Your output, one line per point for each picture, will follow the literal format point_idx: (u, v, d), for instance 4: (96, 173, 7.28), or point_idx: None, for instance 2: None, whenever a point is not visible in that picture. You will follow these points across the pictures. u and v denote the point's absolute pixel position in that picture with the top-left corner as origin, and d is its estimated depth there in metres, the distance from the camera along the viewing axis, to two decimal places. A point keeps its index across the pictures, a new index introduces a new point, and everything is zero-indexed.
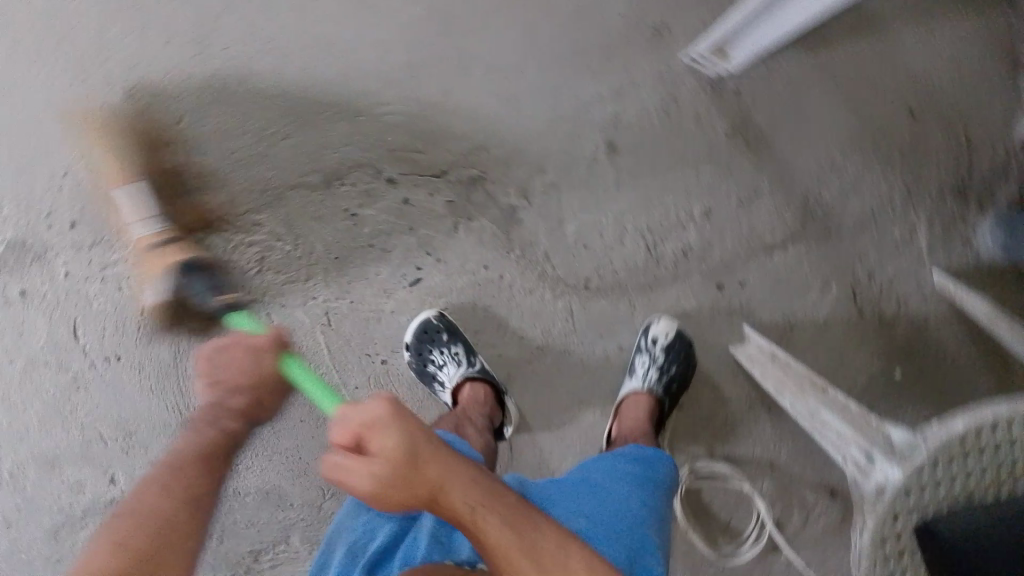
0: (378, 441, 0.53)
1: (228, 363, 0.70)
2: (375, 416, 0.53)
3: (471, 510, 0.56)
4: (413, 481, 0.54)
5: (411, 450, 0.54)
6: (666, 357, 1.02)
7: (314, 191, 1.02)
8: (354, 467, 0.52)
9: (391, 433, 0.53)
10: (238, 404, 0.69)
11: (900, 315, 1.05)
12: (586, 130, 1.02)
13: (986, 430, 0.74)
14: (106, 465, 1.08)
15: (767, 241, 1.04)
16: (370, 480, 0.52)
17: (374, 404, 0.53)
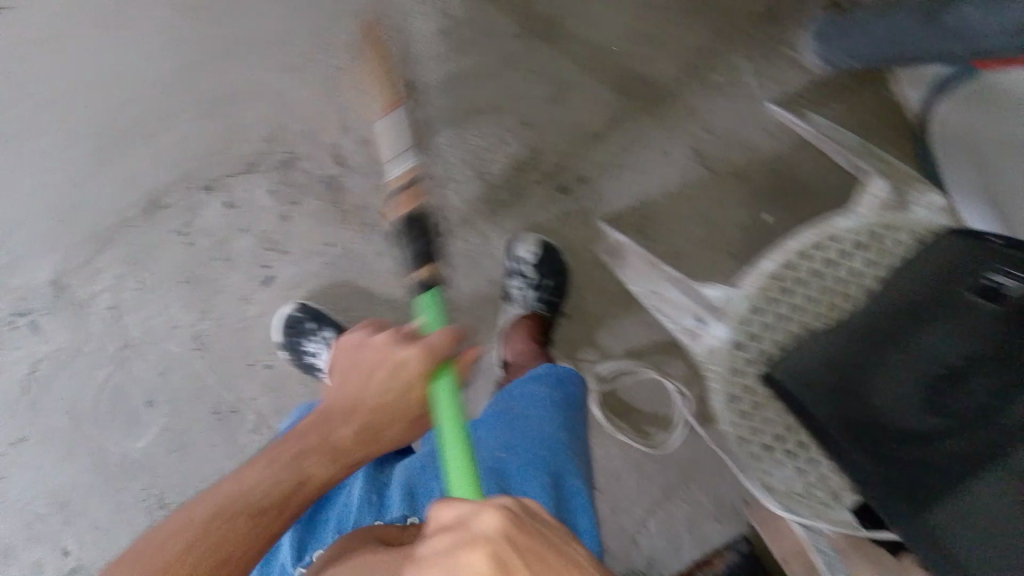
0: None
1: (354, 369, 0.56)
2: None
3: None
4: None
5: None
6: (540, 264, 1.00)
7: (137, 221, 1.03)
8: None
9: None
10: (343, 439, 0.53)
11: (754, 158, 1.02)
12: (379, 77, 1.02)
13: (793, 261, 0.72)
14: (55, 540, 1.04)
15: (592, 129, 1.03)
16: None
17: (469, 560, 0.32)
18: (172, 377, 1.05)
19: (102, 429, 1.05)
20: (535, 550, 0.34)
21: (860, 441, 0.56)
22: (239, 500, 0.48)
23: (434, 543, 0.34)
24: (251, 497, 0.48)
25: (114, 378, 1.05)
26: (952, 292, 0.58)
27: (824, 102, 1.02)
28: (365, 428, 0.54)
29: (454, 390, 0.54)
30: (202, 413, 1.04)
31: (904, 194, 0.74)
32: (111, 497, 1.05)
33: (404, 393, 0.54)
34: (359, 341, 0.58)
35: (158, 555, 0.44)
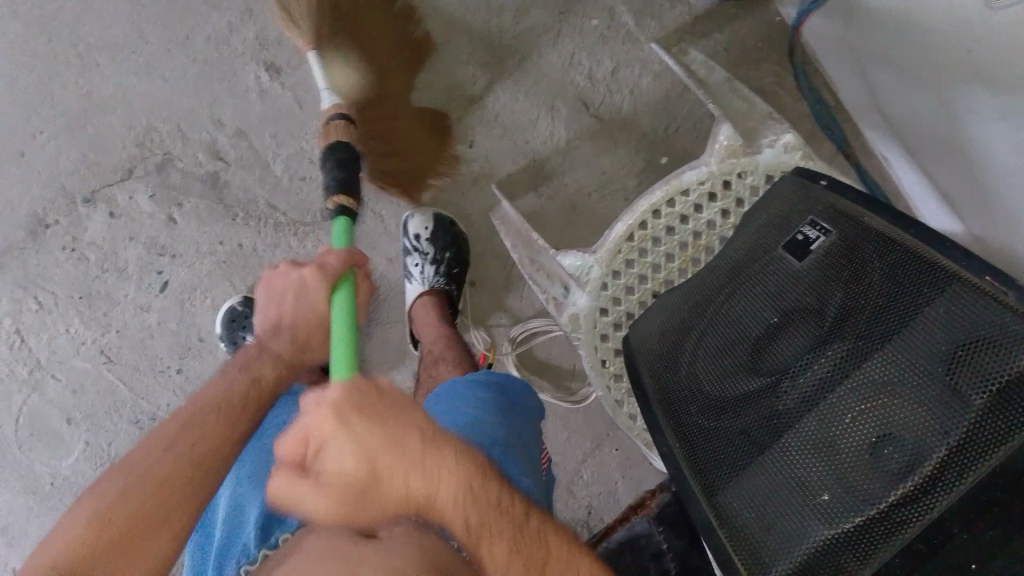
0: (336, 458, 0.49)
1: (286, 304, 0.64)
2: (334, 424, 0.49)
3: (460, 519, 0.53)
4: (379, 500, 0.51)
5: (375, 465, 0.50)
6: (435, 247, 0.97)
7: (25, 244, 1.00)
8: (304, 496, 0.48)
9: (347, 452, 0.49)
10: (279, 348, 0.66)
11: (639, 103, 0.99)
12: (239, 66, 0.99)
13: (647, 219, 0.70)
14: (5, 563, 1.08)
15: (473, 93, 0.99)
16: (328, 506, 0.49)
17: (321, 416, 0.49)
18: (86, 395, 1.04)
19: (27, 452, 1.05)
20: (375, 412, 0.51)
21: (675, 426, 0.55)
22: (207, 404, 0.63)
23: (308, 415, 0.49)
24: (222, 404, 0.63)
25: (27, 404, 1.04)
26: (772, 250, 0.55)
27: (708, 31, 0.97)
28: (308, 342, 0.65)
29: (346, 300, 0.61)
30: (122, 424, 1.04)
31: (760, 131, 0.71)
32: (49, 517, 1.07)
33: (312, 306, 0.63)
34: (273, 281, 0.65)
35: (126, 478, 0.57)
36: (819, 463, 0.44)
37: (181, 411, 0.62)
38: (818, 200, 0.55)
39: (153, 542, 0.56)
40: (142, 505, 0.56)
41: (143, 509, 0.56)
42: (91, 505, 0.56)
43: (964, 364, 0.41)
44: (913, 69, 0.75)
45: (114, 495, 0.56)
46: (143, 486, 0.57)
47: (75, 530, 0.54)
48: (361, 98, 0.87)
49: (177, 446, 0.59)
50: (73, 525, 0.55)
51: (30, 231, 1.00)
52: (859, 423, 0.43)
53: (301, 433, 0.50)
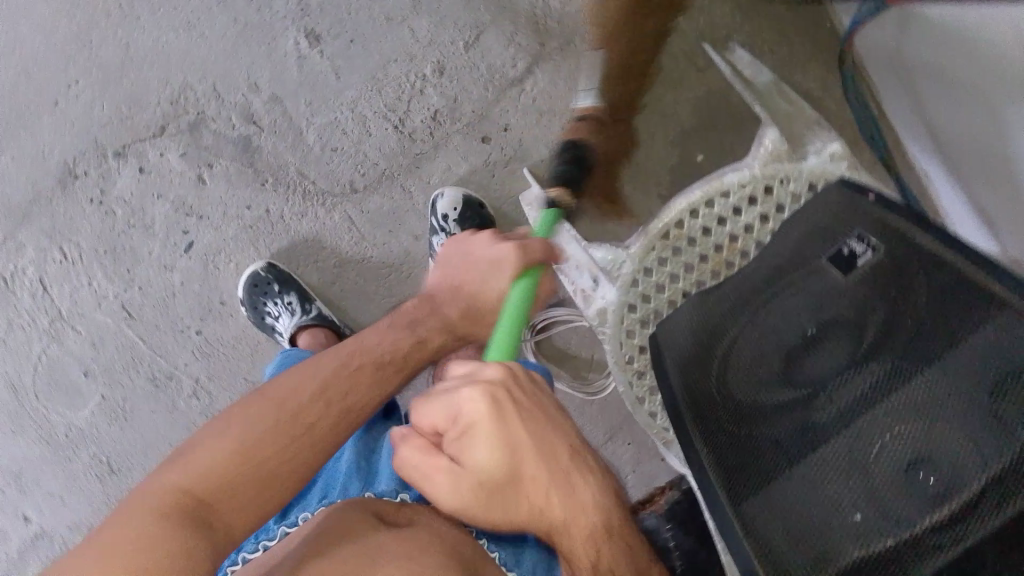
0: (480, 447, 0.48)
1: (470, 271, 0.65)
2: (484, 419, 0.47)
3: (590, 557, 0.53)
4: (511, 504, 0.50)
5: (516, 460, 0.49)
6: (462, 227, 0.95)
7: (53, 193, 1.01)
8: (437, 476, 0.48)
9: (494, 447, 0.48)
10: (450, 315, 0.68)
11: (678, 98, 0.98)
12: (280, 29, 0.97)
13: (685, 218, 0.69)
14: (17, 509, 1.11)
15: (512, 75, 0.97)
16: (457, 496, 0.48)
17: (480, 404, 0.48)
18: (106, 349, 1.05)
19: (45, 401, 1.07)
20: (529, 408, 0.50)
21: (703, 431, 0.55)
22: (367, 356, 0.65)
23: (464, 396, 0.48)
24: (378, 354, 0.66)
25: (46, 355, 1.05)
26: (813, 262, 0.55)
27: (754, 30, 0.96)
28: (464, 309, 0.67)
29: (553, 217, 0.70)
30: (141, 379, 1.05)
31: (806, 139, 0.70)
32: (64, 466, 1.08)
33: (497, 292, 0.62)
34: (463, 240, 0.68)
35: (280, 407, 0.59)
36: (852, 483, 0.44)
37: (334, 358, 0.64)
38: (867, 214, 0.54)
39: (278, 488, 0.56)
40: (280, 447, 0.57)
41: (281, 453, 0.57)
42: (240, 431, 0.57)
43: (1011, 394, 0.40)
44: (965, 85, 0.74)
45: (255, 427, 0.57)
46: (285, 423, 0.58)
47: (215, 454, 0.55)
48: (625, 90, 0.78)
49: (328, 391, 0.61)
50: (212, 452, 0.55)
51: (60, 181, 1.01)
52: (898, 445, 0.43)
53: (445, 412, 0.49)
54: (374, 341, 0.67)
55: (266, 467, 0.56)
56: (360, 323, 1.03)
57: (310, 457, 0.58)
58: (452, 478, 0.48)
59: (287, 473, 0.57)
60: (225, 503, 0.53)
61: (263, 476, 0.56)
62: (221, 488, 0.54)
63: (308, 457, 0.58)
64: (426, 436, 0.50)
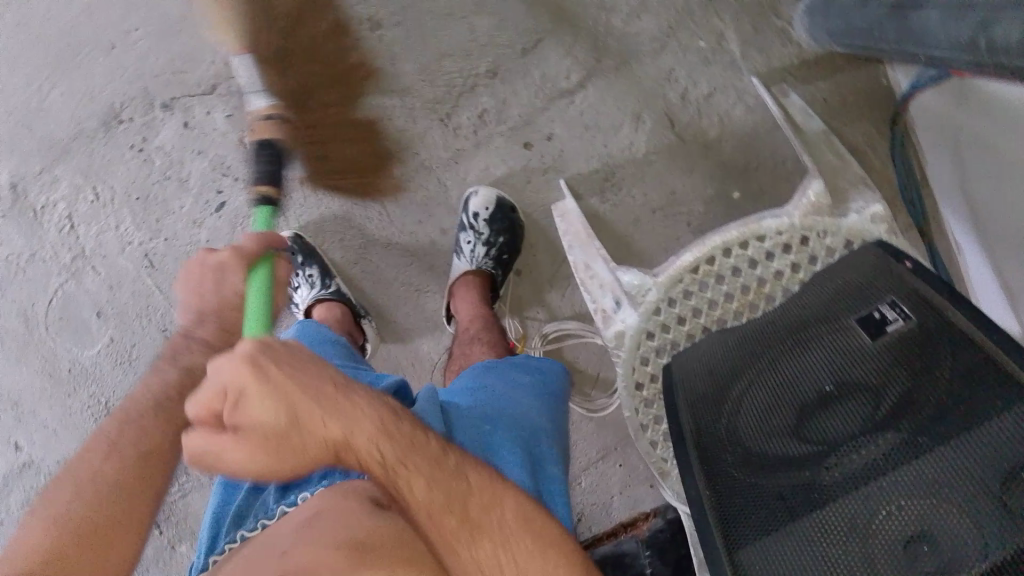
0: (257, 408, 0.45)
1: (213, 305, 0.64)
2: (251, 380, 0.45)
3: (379, 457, 0.50)
4: (301, 448, 0.47)
5: (292, 409, 0.47)
6: (490, 229, 0.97)
7: (95, 134, 1.02)
8: (227, 451, 0.44)
9: (268, 402, 0.46)
10: (206, 336, 0.68)
11: (724, 132, 0.97)
12: (343, 7, 0.98)
13: (716, 256, 0.69)
14: (7, 435, 1.09)
15: (565, 86, 0.97)
16: (252, 463, 0.45)
17: (237, 366, 0.45)
18: (121, 292, 1.06)
19: (54, 335, 1.08)
20: (282, 363, 0.47)
21: (707, 466, 0.55)
22: (141, 400, 0.64)
23: (220, 366, 0.45)
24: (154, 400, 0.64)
25: (63, 289, 1.07)
26: (838, 319, 0.55)
27: (811, 78, 0.95)
28: (221, 324, 0.68)
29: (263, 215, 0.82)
30: (151, 330, 1.06)
31: (851, 197, 0.71)
32: (61, 402, 1.08)
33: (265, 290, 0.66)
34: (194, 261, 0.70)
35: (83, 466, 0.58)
36: (852, 546, 0.44)
37: (115, 415, 0.63)
38: (899, 282, 0.54)
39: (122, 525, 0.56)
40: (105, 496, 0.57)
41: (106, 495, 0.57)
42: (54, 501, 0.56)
43: (1020, 488, 0.40)
44: (1015, 165, 0.73)
45: (66, 496, 0.56)
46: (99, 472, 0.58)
47: (34, 535, 0.54)
48: (292, 100, 0.98)
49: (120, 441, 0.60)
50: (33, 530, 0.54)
51: (105, 123, 1.02)
52: (903, 512, 0.43)
53: (211, 396, 0.45)
54: (153, 382, 0.66)
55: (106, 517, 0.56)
56: (374, 307, 1.03)
57: (143, 494, 0.59)
58: (246, 450, 0.45)
59: (129, 516, 0.57)
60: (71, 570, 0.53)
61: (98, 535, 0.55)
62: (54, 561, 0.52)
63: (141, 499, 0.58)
64: (204, 423, 0.46)
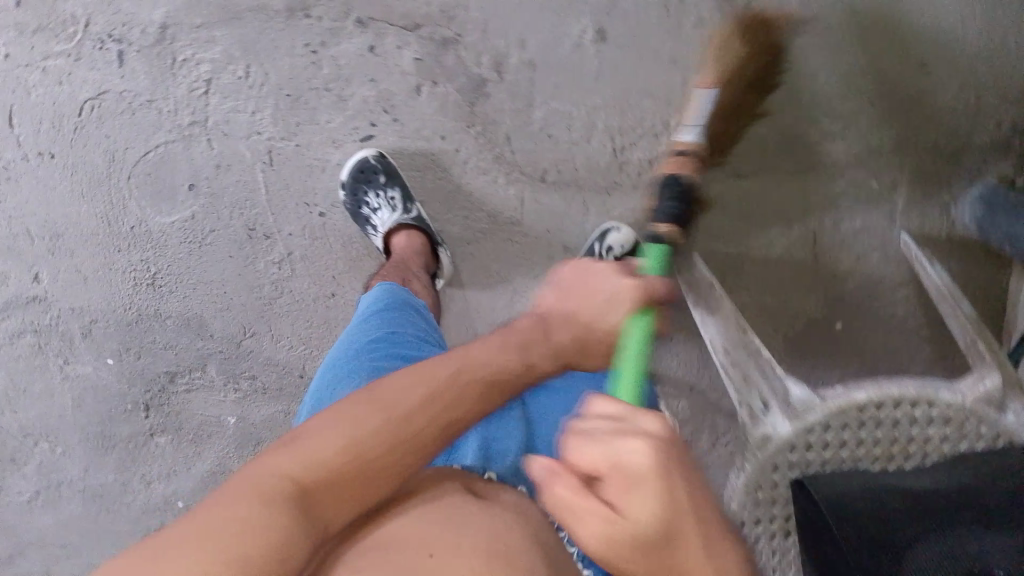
0: (638, 499, 0.40)
1: (587, 302, 0.69)
2: (641, 468, 0.40)
3: None
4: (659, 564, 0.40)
5: (675, 522, 0.40)
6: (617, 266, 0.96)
7: (274, 14, 0.96)
8: (588, 517, 0.40)
9: (659, 497, 0.40)
10: (562, 340, 0.68)
11: (853, 269, 1.02)
12: (578, 11, 0.96)
13: (885, 404, 0.72)
14: (31, 265, 1.07)
15: (739, 169, 1.00)
16: (599, 539, 0.40)
17: (640, 447, 0.40)
18: (224, 176, 1.02)
19: (133, 188, 1.03)
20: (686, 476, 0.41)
21: (811, 547, 0.61)
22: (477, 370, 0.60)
23: (627, 443, 0.40)
24: (479, 373, 0.60)
25: (165, 148, 1.01)
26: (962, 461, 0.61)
27: (948, 255, 1.00)
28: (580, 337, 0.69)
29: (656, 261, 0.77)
30: (236, 225, 1.03)
31: (1010, 397, 0.75)
32: (107, 252, 1.06)
33: (613, 325, 0.68)
34: (587, 268, 0.71)
35: (396, 398, 0.55)
36: None
37: (440, 371, 0.58)
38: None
39: (367, 489, 0.51)
40: (378, 457, 0.51)
41: (376, 464, 0.51)
42: (342, 432, 0.51)
43: None
44: None
45: (368, 425, 0.52)
46: (389, 434, 0.52)
47: (330, 444, 0.50)
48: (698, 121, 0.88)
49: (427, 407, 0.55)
50: (326, 445, 0.50)
51: (290, 10, 0.96)
52: None
53: (603, 454, 0.41)
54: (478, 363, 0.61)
55: (358, 479, 0.50)
56: (466, 287, 1.05)
57: (415, 454, 0.53)
58: (604, 524, 0.40)
59: (396, 472, 0.52)
60: (333, 498, 0.49)
61: (348, 492, 0.50)
62: (327, 478, 0.49)
63: (404, 471, 0.53)
64: (574, 475, 0.42)
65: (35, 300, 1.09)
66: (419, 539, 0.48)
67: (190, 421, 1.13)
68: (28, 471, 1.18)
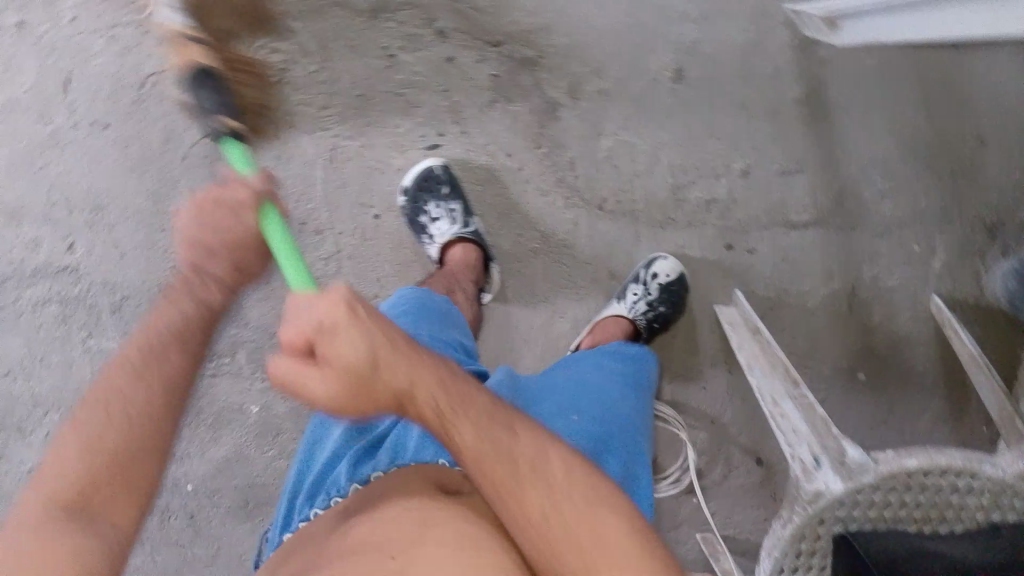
0: (344, 345, 0.46)
1: (217, 227, 0.56)
2: (339, 320, 0.46)
3: (463, 419, 0.50)
4: (376, 387, 0.47)
5: (377, 353, 0.47)
6: (659, 295, 0.97)
7: (360, 14, 0.98)
8: (310, 381, 0.45)
9: (357, 338, 0.46)
10: (216, 272, 0.58)
11: (887, 324, 1.02)
12: (658, 50, 1.00)
13: (934, 472, 0.70)
14: (68, 233, 1.04)
15: (792, 218, 1.02)
16: (332, 393, 0.45)
17: (330, 301, 0.46)
18: (282, 167, 1.00)
19: (186, 169, 1.04)
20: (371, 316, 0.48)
21: None
22: (159, 332, 0.58)
23: (310, 305, 0.46)
24: (175, 329, 0.58)
25: (223, 132, 0.99)
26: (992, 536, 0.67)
27: (982, 322, 1.00)
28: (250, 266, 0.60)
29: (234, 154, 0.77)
30: (289, 218, 1.00)
31: None
32: (151, 229, 1.04)
33: (240, 235, 0.57)
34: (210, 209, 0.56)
35: (110, 380, 0.55)
36: None
37: (136, 343, 0.57)
38: None
39: (143, 467, 0.53)
40: (138, 431, 0.53)
41: (118, 442, 0.53)
42: (76, 442, 0.52)
43: None
44: None
45: (97, 423, 0.53)
46: (128, 409, 0.54)
47: (69, 459, 0.52)
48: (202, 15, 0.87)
49: (150, 371, 0.56)
50: (65, 457, 0.52)
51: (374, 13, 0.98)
52: None
53: (304, 323, 0.45)
54: (163, 322, 0.58)
55: (126, 464, 0.53)
56: (509, 305, 1.01)
57: (161, 421, 0.55)
58: (321, 375, 0.45)
59: (150, 446, 0.54)
60: (99, 503, 0.51)
61: (128, 483, 0.52)
62: (87, 487, 0.51)
63: (165, 426, 0.55)
64: (294, 354, 0.46)
65: (66, 269, 1.05)
66: (385, 545, 0.53)
67: (212, 410, 1.08)
68: (8, 468, 1.04)
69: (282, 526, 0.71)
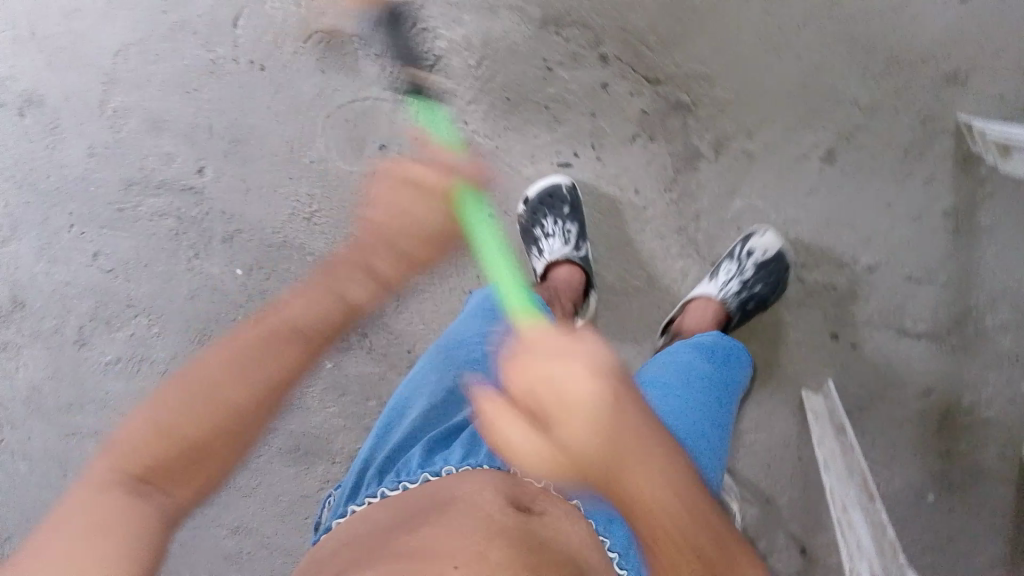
0: (572, 426, 0.40)
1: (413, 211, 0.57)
2: (589, 400, 0.40)
3: (668, 518, 0.42)
4: (591, 470, 0.41)
5: (611, 449, 0.41)
6: (755, 273, 0.93)
7: (530, 24, 1.01)
8: (523, 441, 0.41)
9: (596, 424, 0.40)
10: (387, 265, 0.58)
11: (977, 460, 0.95)
12: (813, 127, 0.97)
13: None
14: (201, 156, 1.08)
15: (905, 326, 0.97)
16: (541, 462, 0.41)
17: (578, 376, 0.40)
18: (419, 148, 1.02)
19: (325, 126, 1.06)
20: (616, 408, 0.41)
21: None
22: (275, 330, 0.56)
23: (556, 373, 0.40)
24: (295, 327, 0.56)
25: (375, 102, 1.04)
26: None
27: None
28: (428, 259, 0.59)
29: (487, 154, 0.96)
30: None
31: None
32: (277, 173, 1.07)
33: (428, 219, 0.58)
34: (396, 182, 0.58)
35: (219, 370, 0.53)
36: None
37: (246, 339, 0.55)
38: None
39: (221, 460, 0.52)
40: (227, 419, 0.52)
41: (208, 432, 0.51)
42: (165, 419, 0.51)
43: None
44: None
45: (187, 405, 0.52)
46: (226, 406, 0.52)
47: (152, 441, 0.50)
48: None
49: (249, 369, 0.53)
50: (144, 433, 0.51)
51: (544, 24, 1.00)
52: None
53: (533, 384, 0.40)
54: (293, 317, 0.56)
55: (206, 452, 0.51)
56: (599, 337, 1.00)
57: (241, 423, 0.52)
58: (545, 446, 0.40)
59: (228, 451, 0.52)
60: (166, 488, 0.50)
61: (200, 464, 0.51)
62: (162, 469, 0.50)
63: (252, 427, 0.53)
64: (521, 411, 0.41)
65: (190, 190, 1.08)
66: (455, 553, 0.47)
67: None
68: (86, 357, 1.08)
69: (344, 500, 0.67)
